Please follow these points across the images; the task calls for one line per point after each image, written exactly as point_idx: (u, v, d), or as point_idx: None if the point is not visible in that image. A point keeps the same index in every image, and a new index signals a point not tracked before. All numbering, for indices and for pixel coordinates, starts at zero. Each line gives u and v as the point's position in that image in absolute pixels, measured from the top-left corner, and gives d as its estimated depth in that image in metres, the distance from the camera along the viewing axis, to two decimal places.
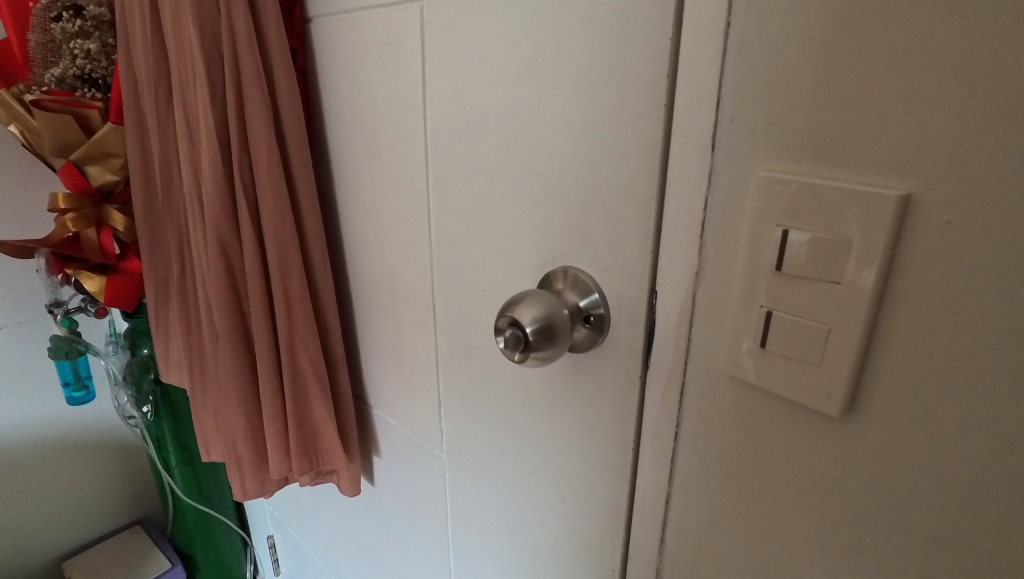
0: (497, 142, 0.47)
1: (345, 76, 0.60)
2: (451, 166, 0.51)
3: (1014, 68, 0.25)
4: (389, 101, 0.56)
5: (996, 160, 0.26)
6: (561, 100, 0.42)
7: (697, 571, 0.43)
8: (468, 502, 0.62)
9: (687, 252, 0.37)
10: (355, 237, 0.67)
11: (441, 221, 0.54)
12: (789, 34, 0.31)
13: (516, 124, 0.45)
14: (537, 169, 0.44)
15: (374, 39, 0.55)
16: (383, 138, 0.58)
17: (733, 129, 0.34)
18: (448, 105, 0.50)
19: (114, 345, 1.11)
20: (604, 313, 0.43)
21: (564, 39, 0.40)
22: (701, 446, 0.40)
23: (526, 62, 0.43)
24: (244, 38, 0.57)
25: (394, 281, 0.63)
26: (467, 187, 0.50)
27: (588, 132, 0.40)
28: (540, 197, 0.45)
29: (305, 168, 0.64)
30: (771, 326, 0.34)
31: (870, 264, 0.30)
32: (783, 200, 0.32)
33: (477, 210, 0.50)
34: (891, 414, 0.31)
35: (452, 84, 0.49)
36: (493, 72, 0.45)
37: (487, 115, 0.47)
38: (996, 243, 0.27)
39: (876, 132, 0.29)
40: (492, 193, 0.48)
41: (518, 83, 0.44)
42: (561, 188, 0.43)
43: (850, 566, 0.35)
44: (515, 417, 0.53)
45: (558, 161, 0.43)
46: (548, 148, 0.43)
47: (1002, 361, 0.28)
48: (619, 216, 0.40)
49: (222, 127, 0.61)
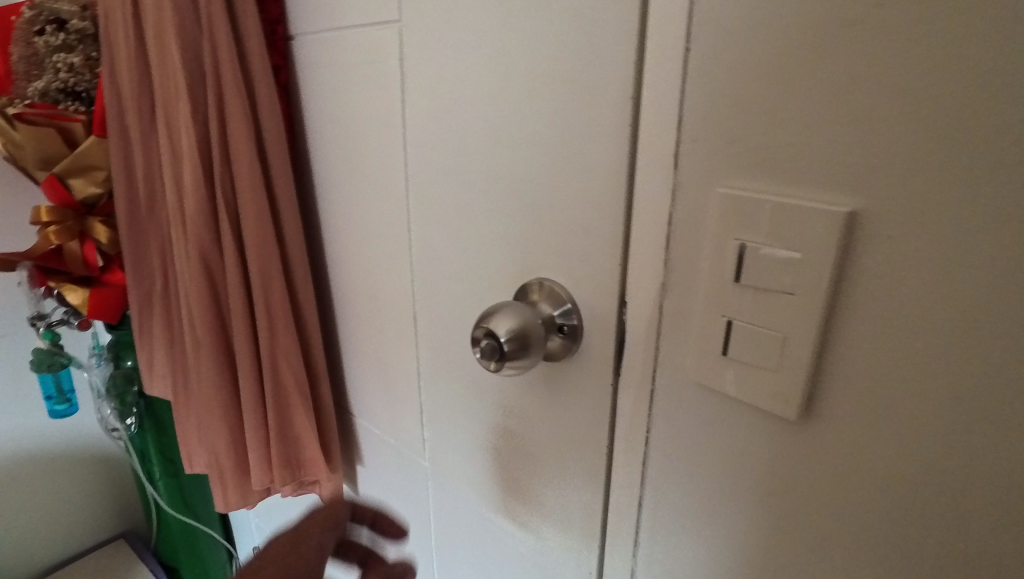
0: (472, 159, 0.48)
1: (327, 92, 0.62)
2: (429, 181, 0.52)
3: (949, 95, 0.27)
4: (368, 118, 0.57)
5: (934, 181, 0.28)
6: (531, 118, 0.43)
7: (670, 568, 0.45)
8: (449, 509, 0.64)
9: (653, 266, 0.39)
10: (337, 250, 0.68)
11: (420, 234, 0.55)
12: (745, 58, 0.33)
13: (489, 141, 0.46)
14: (511, 184, 0.46)
15: (354, 57, 0.57)
16: (364, 154, 0.59)
17: (694, 148, 0.36)
18: (423, 122, 0.51)
19: (97, 358, 1.13)
20: (577, 323, 0.45)
21: (532, 59, 0.42)
22: (672, 449, 0.42)
23: (497, 82, 0.44)
24: (226, 56, 0.59)
25: (376, 293, 0.65)
26: (445, 201, 0.52)
27: (557, 149, 0.42)
28: (513, 212, 0.46)
29: (288, 182, 0.65)
30: (732, 336, 0.36)
31: (822, 278, 0.32)
32: (740, 217, 0.34)
33: (454, 223, 0.51)
34: (845, 418, 0.33)
35: (429, 102, 0.50)
36: (467, 91, 0.47)
37: (462, 132, 0.48)
38: (935, 259, 0.29)
39: (825, 153, 0.31)
40: (468, 207, 0.50)
41: (491, 101, 0.45)
42: (532, 203, 0.45)
43: (810, 563, 0.37)
44: (494, 425, 0.55)
45: (529, 176, 0.44)
46: (520, 163, 0.45)
47: (943, 370, 0.29)
48: (588, 232, 0.42)
49: (204, 143, 0.63)
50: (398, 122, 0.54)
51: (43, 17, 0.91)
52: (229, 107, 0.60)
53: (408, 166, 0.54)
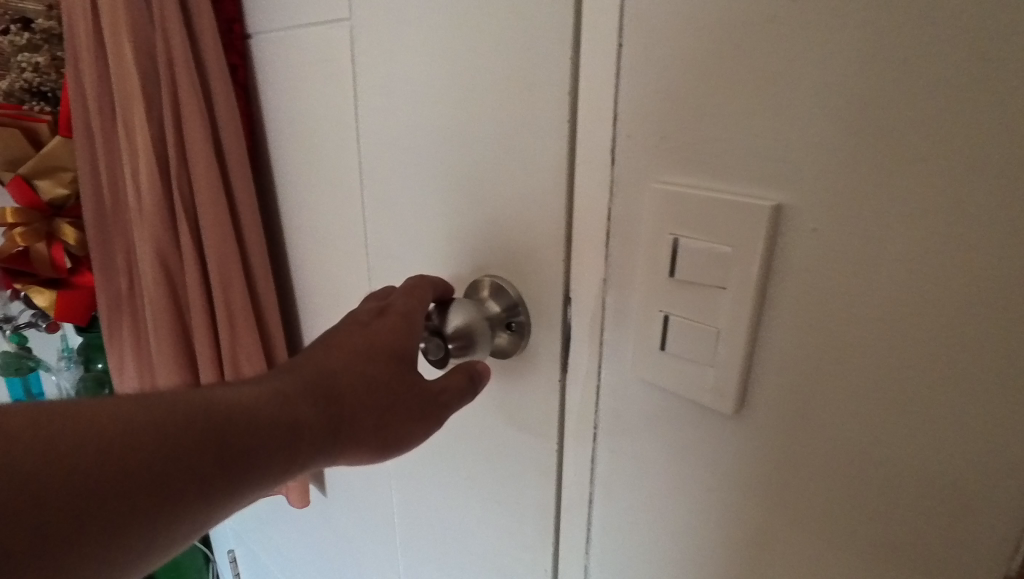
0: (422, 157, 0.48)
1: (284, 90, 0.61)
2: (382, 179, 0.52)
3: (862, 87, 0.27)
4: (323, 116, 0.57)
5: (852, 172, 0.28)
6: (475, 115, 0.43)
7: (621, 563, 0.45)
8: (413, 511, 0.64)
9: (594, 261, 0.39)
10: (299, 249, 0.68)
11: (375, 232, 0.55)
12: (673, 53, 0.33)
13: (438, 138, 0.46)
14: (459, 181, 0.46)
15: (307, 54, 0.57)
16: (320, 152, 0.59)
17: (629, 143, 0.36)
18: (375, 120, 0.51)
19: (67, 362, 1.12)
20: (524, 321, 0.45)
21: (475, 55, 0.42)
22: (619, 444, 0.42)
23: (442, 80, 0.44)
24: (180, 54, 0.59)
25: (336, 292, 0.64)
26: (397, 199, 0.52)
27: (501, 145, 0.42)
28: (461, 211, 0.46)
29: (247, 180, 0.64)
30: (669, 329, 0.36)
31: (750, 270, 0.32)
32: (673, 211, 0.34)
33: (407, 220, 0.51)
34: (776, 409, 0.34)
35: (380, 99, 0.50)
36: (414, 89, 0.47)
37: (412, 129, 0.48)
38: (855, 250, 0.29)
39: (750, 146, 0.31)
40: (420, 204, 0.50)
41: (437, 98, 0.45)
42: (480, 200, 0.45)
43: (751, 555, 0.37)
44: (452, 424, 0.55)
45: (476, 173, 0.44)
46: (468, 160, 0.45)
47: (865, 360, 0.30)
48: (532, 229, 0.42)
49: (161, 142, 0.63)
50: (350, 120, 0.54)
51: (8, 16, 0.90)
52: (185, 105, 0.61)
53: (361, 164, 0.54)
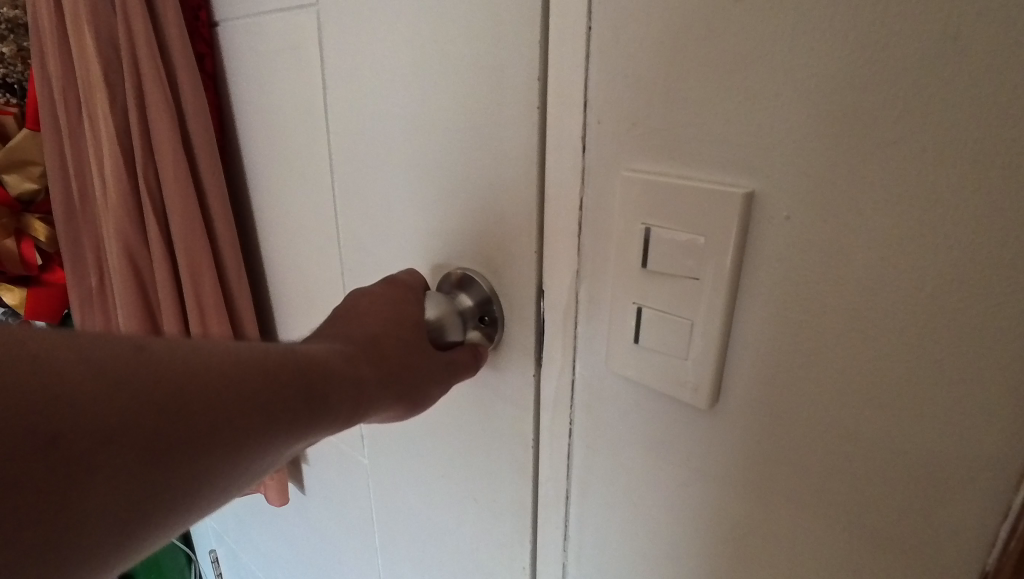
0: (392, 148, 0.47)
1: (252, 80, 0.60)
2: (351, 170, 0.51)
3: (834, 70, 0.26)
4: (291, 107, 0.56)
5: (825, 158, 0.27)
6: (445, 102, 0.42)
7: (599, 560, 0.44)
8: (392, 509, 0.63)
9: (567, 253, 0.38)
10: (270, 244, 0.67)
11: (345, 224, 0.54)
12: (643, 37, 0.32)
13: (407, 127, 0.45)
14: (429, 171, 0.44)
15: (275, 42, 0.55)
16: (290, 144, 0.58)
17: (600, 130, 0.35)
18: (344, 110, 0.50)
19: None
20: (496, 314, 0.44)
21: (444, 41, 0.40)
22: (594, 440, 0.41)
23: (412, 68, 0.43)
24: (143, 45, 0.58)
25: (309, 288, 0.63)
26: (367, 190, 0.50)
27: (471, 134, 0.41)
28: (433, 202, 0.45)
29: (216, 175, 0.63)
30: (642, 322, 0.35)
31: (722, 261, 0.31)
32: (644, 201, 0.33)
33: (377, 212, 0.50)
34: (751, 402, 0.33)
35: (349, 87, 0.48)
36: (383, 78, 0.45)
37: (381, 118, 0.47)
38: (829, 239, 0.28)
39: (721, 132, 0.30)
40: (389, 195, 0.48)
41: (406, 85, 0.44)
42: (449, 190, 0.44)
43: (727, 549, 0.37)
44: (429, 422, 0.54)
45: (446, 162, 0.43)
46: (437, 149, 0.43)
47: (840, 351, 0.29)
48: (505, 220, 0.41)
49: (126, 134, 0.62)
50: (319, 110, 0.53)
51: None
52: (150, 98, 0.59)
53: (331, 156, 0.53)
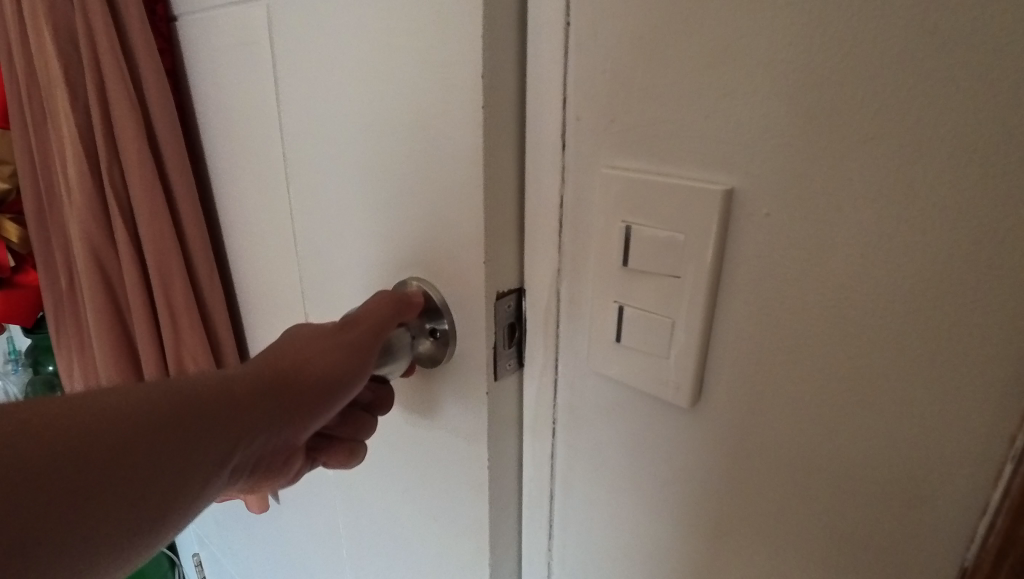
0: (348, 147, 0.45)
1: (212, 76, 0.58)
2: (307, 170, 0.50)
3: (812, 65, 0.26)
4: (250, 105, 0.54)
5: (804, 154, 0.27)
6: (394, 104, 0.40)
7: (583, 559, 0.44)
8: (354, 525, 0.60)
9: (547, 250, 0.38)
10: (238, 245, 0.65)
11: (305, 228, 0.52)
12: (621, 32, 0.31)
13: (361, 128, 0.43)
14: (381, 175, 0.43)
15: (233, 37, 0.53)
16: (251, 144, 0.56)
17: (579, 126, 0.34)
18: (299, 109, 0.48)
19: (14, 364, 1.07)
20: (449, 329, 0.42)
21: (392, 40, 0.38)
22: (576, 439, 0.41)
23: (361, 65, 0.41)
24: (103, 39, 0.57)
25: (273, 292, 0.62)
26: (323, 193, 0.49)
27: (419, 139, 0.39)
28: (387, 206, 0.43)
29: (184, 175, 0.62)
30: (623, 320, 0.35)
31: (703, 258, 0.31)
32: (623, 197, 0.33)
33: (333, 216, 0.49)
34: (733, 399, 0.33)
35: (304, 85, 0.47)
36: (334, 76, 0.44)
37: (336, 118, 0.45)
38: (808, 234, 0.28)
39: (701, 127, 0.30)
40: (345, 199, 0.47)
41: (358, 85, 0.42)
42: (400, 196, 0.42)
43: (709, 546, 0.37)
44: (390, 433, 0.51)
45: (397, 167, 0.42)
46: (388, 152, 0.42)
47: (820, 348, 0.29)
48: (453, 225, 0.39)
49: (88, 132, 0.61)
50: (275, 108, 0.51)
51: None
52: (112, 95, 0.59)
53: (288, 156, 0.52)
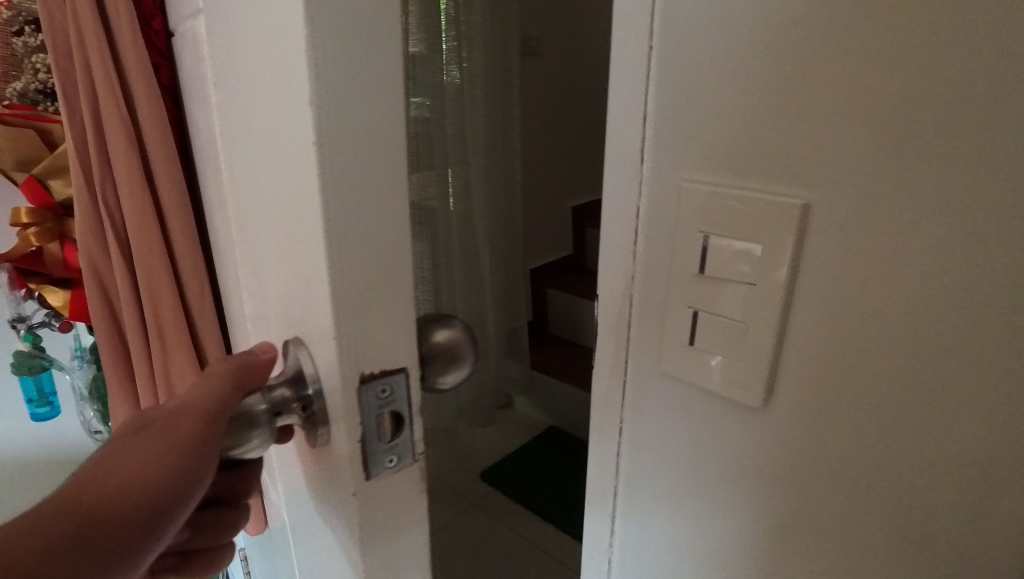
0: (258, 181, 0.37)
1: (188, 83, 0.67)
2: (242, 204, 0.42)
3: (894, 90, 0.28)
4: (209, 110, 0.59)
5: (883, 172, 0.29)
6: (273, 135, 0.31)
7: (644, 555, 0.46)
8: None
9: (621, 258, 0.40)
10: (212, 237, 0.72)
11: (249, 267, 0.45)
12: (703, 55, 0.33)
13: (261, 160, 0.34)
14: (277, 222, 0.34)
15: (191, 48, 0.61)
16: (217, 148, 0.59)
17: (657, 142, 0.36)
18: (233, 134, 0.41)
19: (79, 360, 1.13)
20: (317, 400, 0.31)
21: (265, 51, 0.29)
22: (641, 438, 0.43)
23: (248, 68, 0.33)
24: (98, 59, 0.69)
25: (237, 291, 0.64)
26: (253, 231, 0.41)
27: (290, 182, 0.29)
28: (282, 257, 0.34)
29: (169, 171, 0.74)
30: (697, 324, 0.37)
31: (780, 266, 0.33)
32: (700, 209, 0.35)
33: (259, 258, 0.41)
34: (803, 402, 0.35)
35: (233, 107, 0.39)
36: (243, 96, 0.36)
37: (250, 147, 0.37)
38: (885, 247, 0.30)
39: (781, 146, 0.32)
40: (261, 241, 0.39)
41: (254, 106, 0.34)
42: (288, 251, 0.32)
43: (774, 544, 0.38)
44: (311, 528, 0.41)
45: (283, 215, 0.32)
46: (278, 195, 0.32)
47: (892, 354, 0.31)
48: (314, 288, 0.29)
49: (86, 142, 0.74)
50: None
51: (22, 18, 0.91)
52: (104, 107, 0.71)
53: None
